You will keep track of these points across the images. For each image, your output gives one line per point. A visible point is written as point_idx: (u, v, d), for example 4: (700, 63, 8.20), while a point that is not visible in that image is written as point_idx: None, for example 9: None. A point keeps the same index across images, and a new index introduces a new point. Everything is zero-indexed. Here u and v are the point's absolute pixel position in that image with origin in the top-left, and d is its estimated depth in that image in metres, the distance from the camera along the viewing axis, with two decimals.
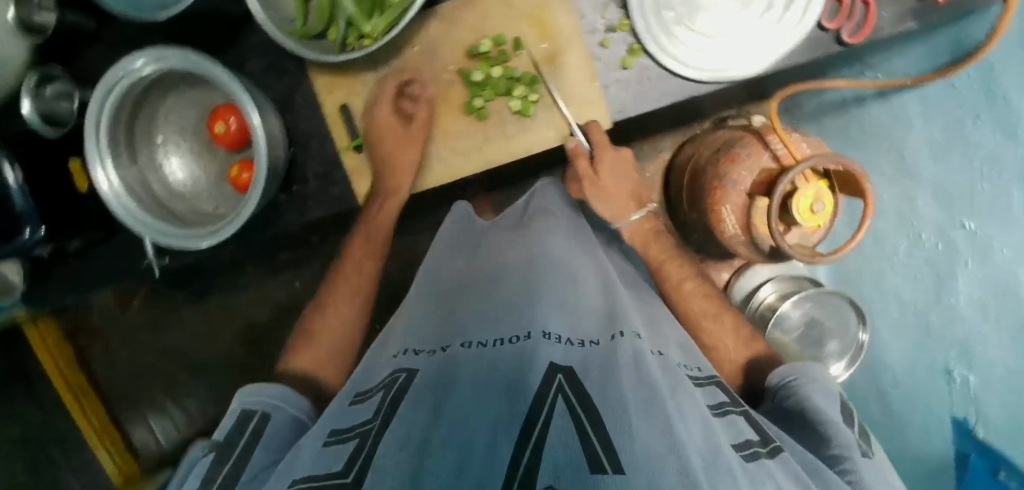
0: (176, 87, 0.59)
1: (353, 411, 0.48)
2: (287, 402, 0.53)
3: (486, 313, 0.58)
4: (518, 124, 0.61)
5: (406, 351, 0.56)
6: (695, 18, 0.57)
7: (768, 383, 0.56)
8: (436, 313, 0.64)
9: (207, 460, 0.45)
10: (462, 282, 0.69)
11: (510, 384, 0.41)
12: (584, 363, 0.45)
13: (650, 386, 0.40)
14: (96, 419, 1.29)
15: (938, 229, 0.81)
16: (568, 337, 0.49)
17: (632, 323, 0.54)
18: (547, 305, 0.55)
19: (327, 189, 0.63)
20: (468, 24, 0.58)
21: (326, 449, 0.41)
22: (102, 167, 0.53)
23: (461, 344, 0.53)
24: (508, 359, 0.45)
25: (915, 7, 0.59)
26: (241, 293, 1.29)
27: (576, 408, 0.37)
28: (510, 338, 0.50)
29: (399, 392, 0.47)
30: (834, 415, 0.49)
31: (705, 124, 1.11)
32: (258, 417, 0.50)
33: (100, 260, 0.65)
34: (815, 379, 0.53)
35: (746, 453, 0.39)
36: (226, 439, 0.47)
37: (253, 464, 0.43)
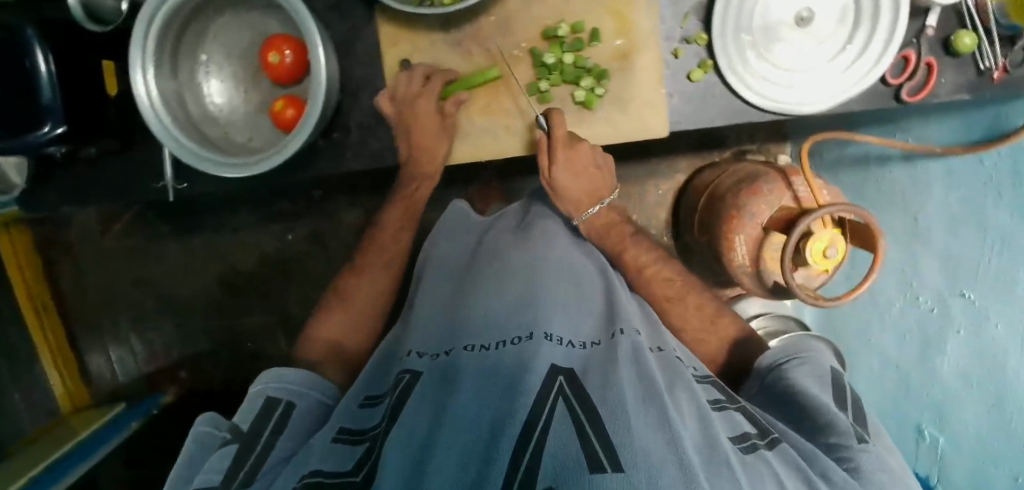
0: (233, 6, 0.58)
1: (365, 413, 0.48)
2: (311, 388, 0.54)
3: (488, 306, 0.54)
4: (578, 115, 0.63)
5: (411, 354, 0.52)
6: (771, 49, 0.58)
7: (765, 367, 0.56)
8: (442, 300, 0.62)
9: (229, 449, 0.43)
10: (470, 268, 0.66)
11: (511, 378, 0.41)
12: (585, 363, 0.45)
13: (648, 381, 0.40)
14: (53, 337, 1.23)
15: (938, 295, 0.71)
16: (569, 339, 0.48)
17: (632, 321, 0.53)
18: (553, 310, 0.52)
19: (367, 142, 0.63)
20: (550, 4, 0.60)
21: (337, 446, 0.42)
22: (143, 73, 0.52)
23: (463, 346, 0.49)
24: (511, 360, 0.43)
25: (972, 80, 0.60)
26: (229, 236, 1.23)
27: (576, 409, 0.37)
28: (511, 339, 0.48)
29: (405, 389, 0.46)
30: (827, 397, 0.49)
31: (724, 155, 1.12)
32: (283, 406, 0.50)
33: (108, 171, 0.64)
34: (811, 366, 0.53)
35: (745, 445, 0.39)
36: (250, 427, 0.47)
37: (275, 454, 0.43)
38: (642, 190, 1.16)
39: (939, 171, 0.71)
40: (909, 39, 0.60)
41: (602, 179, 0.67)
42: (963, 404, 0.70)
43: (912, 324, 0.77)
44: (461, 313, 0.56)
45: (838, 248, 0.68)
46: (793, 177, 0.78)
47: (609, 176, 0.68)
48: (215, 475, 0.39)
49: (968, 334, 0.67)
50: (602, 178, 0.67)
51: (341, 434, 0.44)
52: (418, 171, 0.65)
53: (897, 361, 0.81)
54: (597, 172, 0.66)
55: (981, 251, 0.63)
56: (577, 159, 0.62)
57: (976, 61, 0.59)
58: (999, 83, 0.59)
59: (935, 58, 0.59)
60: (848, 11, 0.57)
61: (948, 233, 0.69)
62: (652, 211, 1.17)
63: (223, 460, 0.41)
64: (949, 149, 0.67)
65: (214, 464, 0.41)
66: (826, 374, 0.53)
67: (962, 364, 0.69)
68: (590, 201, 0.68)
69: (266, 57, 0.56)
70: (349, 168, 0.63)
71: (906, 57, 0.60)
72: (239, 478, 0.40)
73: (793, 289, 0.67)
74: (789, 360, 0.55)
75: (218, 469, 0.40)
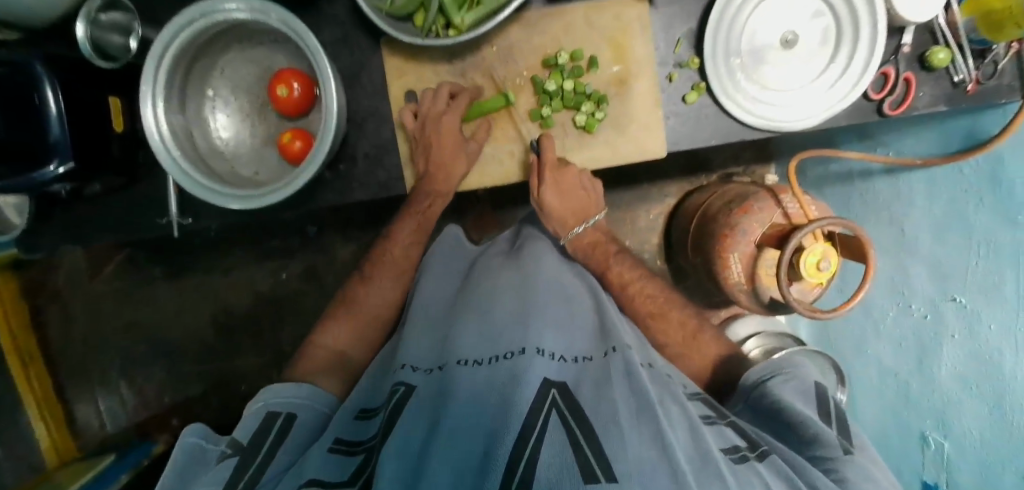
0: (238, 44, 0.62)
1: (359, 427, 0.49)
2: (313, 400, 0.56)
3: (482, 325, 0.54)
4: (578, 139, 0.66)
5: (405, 367, 0.52)
6: (759, 71, 0.61)
7: (747, 381, 0.56)
8: (435, 323, 0.61)
9: (230, 462, 0.45)
10: (462, 291, 0.65)
11: (505, 392, 0.41)
12: (577, 379, 0.46)
13: (640, 395, 0.41)
14: (38, 384, 1.18)
15: (929, 301, 0.71)
16: (560, 354, 0.49)
17: (623, 338, 0.54)
18: (543, 329, 0.52)
19: (373, 172, 0.66)
20: (551, 33, 0.63)
21: (332, 456, 0.43)
22: (153, 105, 0.54)
23: (457, 361, 0.48)
24: (504, 377, 0.43)
25: (949, 92, 0.64)
26: (220, 276, 1.21)
27: (569, 420, 0.38)
28: (504, 353, 0.47)
29: (398, 402, 0.46)
30: (810, 409, 0.50)
31: (711, 179, 1.13)
32: (285, 417, 0.52)
33: (113, 207, 0.67)
34: (792, 377, 0.54)
35: (735, 456, 0.40)
36: (251, 439, 0.48)
37: (275, 466, 0.45)
38: (633, 215, 1.17)
39: (921, 182, 0.73)
40: (887, 57, 0.64)
41: (591, 200, 0.69)
42: (964, 411, 0.67)
43: (908, 332, 0.76)
44: (454, 331, 0.55)
45: (830, 262, 0.70)
46: (782, 194, 0.79)
47: (598, 197, 0.70)
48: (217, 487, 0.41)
49: (962, 338, 0.66)
50: (590, 200, 0.69)
51: (336, 445, 0.45)
52: (429, 190, 0.65)
53: (897, 372, 0.80)
54: (586, 194, 0.68)
55: (970, 255, 0.63)
56: (563, 183, 0.65)
57: (951, 74, 0.63)
58: (974, 94, 0.63)
59: (912, 74, 0.63)
60: (830, 31, 0.61)
61: (937, 241, 0.69)
62: (643, 235, 1.17)
63: (222, 472, 0.43)
64: (930, 160, 0.69)
65: (215, 475, 0.43)
66: (808, 388, 0.53)
67: (959, 368, 0.67)
68: (576, 220, 0.70)
69: (275, 90, 0.59)
70: (354, 198, 0.66)
71: (886, 73, 0.64)
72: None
73: (789, 302, 0.68)
74: (774, 376, 0.54)
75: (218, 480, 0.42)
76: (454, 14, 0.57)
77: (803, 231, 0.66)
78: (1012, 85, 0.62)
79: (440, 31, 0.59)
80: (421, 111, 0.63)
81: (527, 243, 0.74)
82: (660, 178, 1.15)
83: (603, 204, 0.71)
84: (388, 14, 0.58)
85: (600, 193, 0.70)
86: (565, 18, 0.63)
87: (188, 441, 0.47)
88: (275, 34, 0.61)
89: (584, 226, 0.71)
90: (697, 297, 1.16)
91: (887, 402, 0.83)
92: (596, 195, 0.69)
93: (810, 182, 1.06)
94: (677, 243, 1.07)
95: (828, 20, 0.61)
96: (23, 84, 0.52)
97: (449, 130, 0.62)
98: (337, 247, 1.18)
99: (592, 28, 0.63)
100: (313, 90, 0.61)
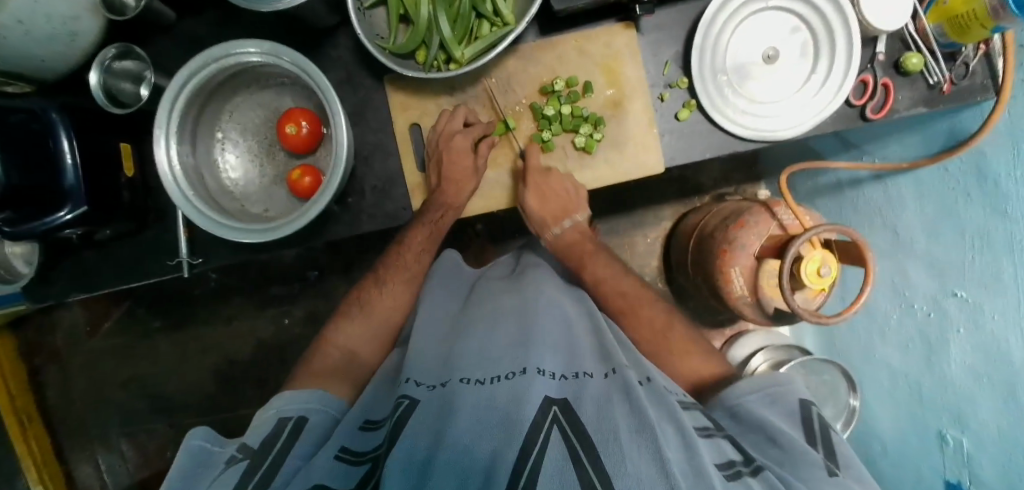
0: (246, 88, 0.65)
1: (364, 437, 0.47)
2: (326, 405, 0.54)
3: (484, 345, 0.53)
4: (579, 159, 0.68)
5: (410, 380, 0.51)
6: (745, 85, 0.65)
7: (721, 397, 0.54)
8: (435, 342, 0.60)
9: (238, 467, 0.43)
10: (462, 315, 0.64)
11: (506, 411, 0.40)
12: (578, 393, 0.44)
13: (639, 409, 0.40)
14: (36, 444, 1.16)
15: (933, 298, 0.71)
16: (560, 373, 0.48)
17: (624, 360, 0.53)
18: (542, 350, 0.51)
19: (382, 203, 0.68)
20: (545, 64, 0.67)
21: (337, 465, 0.42)
22: (165, 147, 0.57)
23: (461, 379, 0.47)
24: (506, 397, 0.41)
25: (926, 94, 0.67)
26: (221, 325, 1.19)
27: (570, 438, 0.37)
28: (504, 375, 0.46)
29: (401, 416, 0.45)
30: (789, 426, 0.48)
31: (704, 199, 1.15)
32: (295, 422, 0.50)
33: (123, 250, 0.69)
34: (770, 393, 0.51)
35: (728, 472, 0.39)
36: (263, 445, 0.46)
37: (284, 471, 0.43)
38: (631, 239, 1.18)
39: (908, 184, 0.76)
40: (865, 66, 0.69)
41: (573, 203, 0.69)
42: (978, 404, 0.65)
43: (912, 331, 0.77)
44: (455, 350, 0.55)
45: (830, 267, 0.71)
46: (776, 207, 0.81)
47: (582, 201, 0.69)
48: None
49: (967, 333, 0.65)
50: (573, 200, 0.68)
51: (342, 453, 0.44)
52: (441, 202, 0.65)
53: (906, 373, 0.80)
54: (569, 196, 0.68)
55: (965, 251, 0.64)
56: (539, 185, 0.66)
57: (926, 77, 0.67)
58: (950, 94, 0.66)
59: (890, 79, 0.67)
60: (808, 45, 0.64)
61: (933, 240, 0.70)
62: (643, 259, 1.18)
63: (228, 479, 0.42)
64: (916, 162, 0.71)
65: (222, 483, 0.41)
66: (787, 402, 0.51)
67: (969, 362, 0.65)
68: (556, 221, 0.70)
69: (284, 128, 0.62)
70: (365, 229, 0.68)
71: (864, 81, 0.68)
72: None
73: (795, 310, 0.69)
74: (750, 392, 0.52)
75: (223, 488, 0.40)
76: (454, 48, 0.60)
77: (799, 240, 0.67)
78: (985, 84, 0.64)
79: (440, 65, 0.62)
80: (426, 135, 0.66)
81: (529, 268, 0.74)
82: (655, 202, 1.17)
83: (587, 207, 0.70)
84: (391, 53, 0.61)
85: (586, 197, 0.70)
86: (558, 48, 0.66)
87: (194, 443, 0.47)
88: (282, 77, 0.65)
89: (569, 222, 0.71)
90: (701, 315, 1.16)
91: (903, 408, 0.82)
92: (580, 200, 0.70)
93: (803, 195, 1.09)
94: (675, 262, 1.08)
95: (805, 34, 0.64)
96: (38, 131, 0.55)
97: (450, 157, 0.64)
98: (341, 290, 1.15)
99: (585, 57, 0.66)
100: (319, 127, 0.64)
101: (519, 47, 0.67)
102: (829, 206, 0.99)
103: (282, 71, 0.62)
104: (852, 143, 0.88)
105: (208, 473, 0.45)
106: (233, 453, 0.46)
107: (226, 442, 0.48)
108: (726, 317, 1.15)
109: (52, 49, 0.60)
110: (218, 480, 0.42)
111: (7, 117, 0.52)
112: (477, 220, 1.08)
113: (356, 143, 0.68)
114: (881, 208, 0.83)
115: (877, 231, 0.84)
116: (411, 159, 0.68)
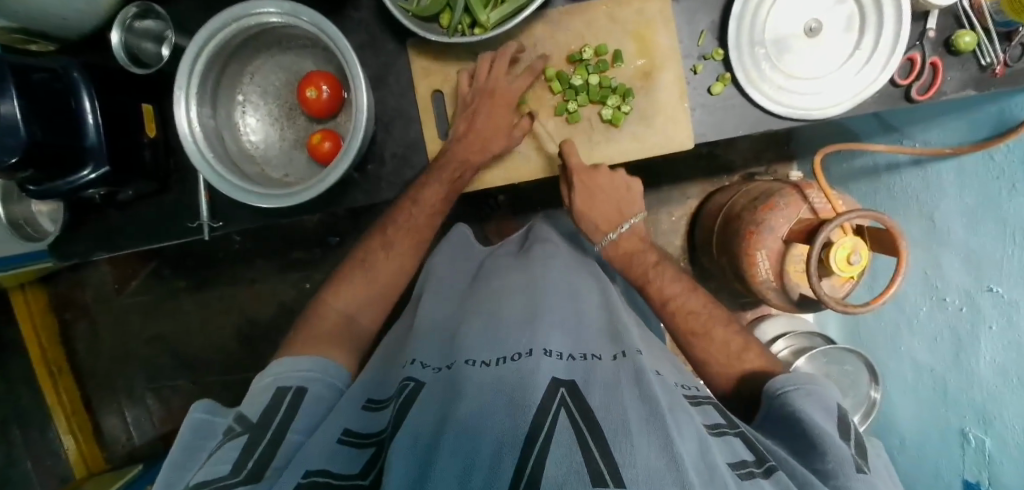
0: (270, 48, 0.65)
1: (368, 418, 0.47)
2: (323, 373, 0.55)
3: (492, 324, 0.52)
4: (607, 132, 0.67)
5: (415, 362, 0.50)
6: (782, 59, 0.61)
7: (769, 388, 0.53)
8: (449, 319, 0.59)
9: (238, 442, 0.43)
10: (472, 292, 0.63)
11: (515, 390, 0.39)
12: (587, 377, 0.43)
13: (650, 400, 0.39)
14: (67, 397, 1.22)
15: (966, 294, 0.68)
16: (569, 353, 0.47)
17: (634, 340, 0.51)
18: (551, 328, 0.50)
19: (401, 171, 0.68)
20: (573, 32, 0.65)
21: (342, 448, 0.41)
22: (185, 108, 0.57)
23: (466, 360, 0.46)
24: (512, 378, 0.41)
25: (977, 76, 0.63)
26: (243, 288, 1.21)
27: (578, 421, 0.35)
28: (511, 356, 0.45)
29: (407, 398, 0.44)
30: (829, 424, 0.47)
31: (733, 178, 1.12)
32: (295, 391, 0.51)
33: (144, 210, 0.70)
34: (814, 392, 0.51)
35: (742, 472, 0.37)
36: (261, 420, 0.46)
37: (289, 441, 0.44)
38: (656, 217, 1.15)
39: (950, 173, 0.72)
40: (913, 42, 0.64)
41: (627, 203, 0.69)
42: (1007, 407, 0.62)
43: (943, 326, 0.73)
44: (465, 327, 0.54)
45: (861, 255, 0.67)
46: (808, 190, 0.78)
47: (636, 197, 0.69)
48: (223, 468, 0.39)
49: (1001, 329, 0.62)
50: (628, 198, 0.69)
51: (344, 436, 0.43)
52: (457, 181, 0.65)
53: (932, 367, 0.77)
54: (621, 193, 0.68)
55: (1005, 247, 0.60)
56: (594, 188, 0.66)
57: (978, 58, 0.62)
58: (1003, 78, 0.62)
59: (939, 58, 0.63)
60: (854, 19, 0.60)
61: (971, 234, 0.66)
62: (666, 237, 1.16)
63: (231, 453, 0.41)
64: (959, 148, 0.67)
65: (224, 453, 0.41)
66: (829, 404, 0.50)
67: (997, 359, 0.63)
68: (611, 225, 0.69)
69: (304, 93, 0.61)
70: (383, 197, 0.68)
71: (911, 59, 0.64)
72: (245, 474, 0.39)
73: (820, 297, 0.66)
74: (797, 388, 0.51)
75: (225, 464, 0.40)
76: (480, 13, 0.58)
77: (829, 223, 0.64)
78: None
79: (465, 30, 0.60)
80: None
81: (537, 242, 0.73)
82: (682, 179, 1.14)
83: (641, 203, 0.70)
84: (414, 16, 0.60)
85: (638, 194, 0.70)
86: (588, 14, 0.64)
87: (196, 417, 0.47)
88: (304, 39, 0.64)
89: (627, 226, 0.69)
90: (723, 297, 1.14)
91: (926, 406, 0.79)
92: (633, 195, 0.69)
93: (836, 177, 1.05)
94: (700, 243, 1.06)
95: (852, 6, 0.60)
96: (61, 91, 0.54)
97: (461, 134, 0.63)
98: None
99: (617, 24, 0.64)
100: (340, 91, 0.63)
101: (547, 13, 0.65)
102: (863, 189, 0.95)
103: (304, 32, 0.61)
104: (892, 126, 0.84)
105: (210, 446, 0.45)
106: (232, 425, 0.46)
107: (228, 412, 0.49)
108: (749, 300, 1.13)
109: (72, 8, 0.60)
110: (219, 450, 0.42)
111: (29, 75, 0.50)
112: (500, 192, 1.06)
113: (378, 109, 0.67)
114: (919, 195, 0.79)
115: (910, 218, 0.80)
116: (432, 121, 0.67)
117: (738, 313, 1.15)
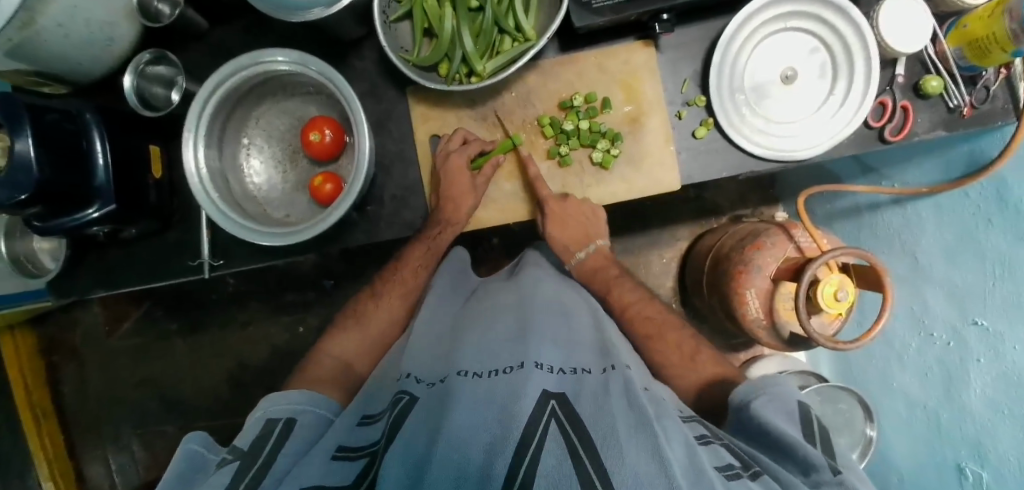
0: (275, 95, 0.68)
1: (365, 429, 0.47)
2: (314, 405, 0.55)
3: (483, 343, 0.53)
4: (597, 174, 0.70)
5: (410, 375, 0.51)
6: (761, 104, 0.65)
7: (733, 402, 0.54)
8: (440, 338, 0.59)
9: (227, 470, 0.43)
10: (464, 314, 0.63)
11: (505, 401, 0.39)
12: (577, 390, 0.44)
13: (638, 410, 0.40)
14: (50, 441, 1.19)
15: (949, 326, 0.70)
16: (559, 366, 0.48)
17: (624, 359, 0.53)
18: (541, 343, 0.51)
19: (400, 212, 0.70)
20: (565, 80, 0.68)
21: (335, 462, 0.42)
22: (193, 149, 0.59)
23: (459, 372, 0.47)
24: (504, 390, 0.41)
25: (946, 118, 0.66)
26: (236, 331, 1.20)
27: (569, 431, 0.36)
28: (504, 369, 0.46)
29: (400, 411, 0.44)
30: (796, 431, 0.47)
31: (721, 220, 1.15)
32: (285, 423, 0.51)
33: (146, 247, 0.72)
34: (775, 397, 0.51)
35: (728, 474, 0.38)
36: (251, 449, 0.46)
37: (277, 466, 0.44)
38: (647, 260, 1.18)
39: (929, 211, 0.75)
40: (883, 87, 0.68)
41: (593, 228, 0.72)
42: (998, 434, 0.63)
43: (933, 361, 0.75)
44: (454, 348, 0.54)
45: (847, 291, 0.69)
46: (793, 229, 0.80)
47: (601, 223, 0.73)
48: None
49: (988, 361, 0.63)
50: (595, 224, 0.72)
51: (338, 452, 0.43)
52: (450, 220, 0.67)
53: (925, 402, 0.78)
54: (589, 220, 0.71)
55: (987, 277, 0.62)
56: (561, 218, 0.69)
57: (946, 100, 0.66)
58: (971, 118, 0.65)
59: (910, 102, 0.67)
60: (827, 65, 0.65)
61: (952, 266, 0.69)
62: (658, 279, 1.18)
63: (222, 479, 0.42)
64: (936, 188, 0.71)
65: (216, 480, 0.42)
66: (792, 408, 0.51)
67: (986, 391, 0.65)
68: (578, 246, 0.73)
69: (308, 136, 0.64)
70: (383, 237, 0.69)
71: (883, 103, 0.68)
72: None
73: (810, 335, 0.67)
74: (757, 397, 0.51)
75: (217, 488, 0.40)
76: (476, 61, 0.62)
77: (812, 263, 0.66)
78: (1006, 107, 0.64)
79: (462, 79, 0.64)
80: (438, 153, 0.68)
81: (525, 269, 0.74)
82: (671, 223, 1.17)
83: (605, 230, 0.73)
84: (415, 65, 0.64)
85: (602, 218, 0.73)
86: (578, 64, 0.68)
87: (189, 448, 0.47)
88: (308, 86, 0.67)
89: (592, 246, 0.74)
90: (715, 338, 1.16)
91: (921, 439, 0.80)
92: (596, 223, 0.72)
93: (820, 218, 1.08)
94: (691, 286, 1.07)
95: (824, 55, 0.65)
96: (74, 132, 0.57)
97: (454, 182, 0.66)
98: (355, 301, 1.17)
99: (605, 74, 0.68)
100: (342, 136, 0.66)
101: (539, 64, 0.69)
102: (846, 228, 0.99)
103: (309, 80, 0.64)
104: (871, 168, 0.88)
105: (201, 480, 0.45)
106: (224, 457, 0.46)
107: (221, 450, 0.48)
108: (741, 341, 1.15)
109: (88, 53, 0.63)
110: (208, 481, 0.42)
111: (43, 116, 0.52)
112: (494, 235, 1.09)
113: (378, 153, 0.70)
114: (901, 233, 0.82)
115: (894, 254, 0.83)
116: (429, 160, 0.70)
117: (732, 354, 1.16)
